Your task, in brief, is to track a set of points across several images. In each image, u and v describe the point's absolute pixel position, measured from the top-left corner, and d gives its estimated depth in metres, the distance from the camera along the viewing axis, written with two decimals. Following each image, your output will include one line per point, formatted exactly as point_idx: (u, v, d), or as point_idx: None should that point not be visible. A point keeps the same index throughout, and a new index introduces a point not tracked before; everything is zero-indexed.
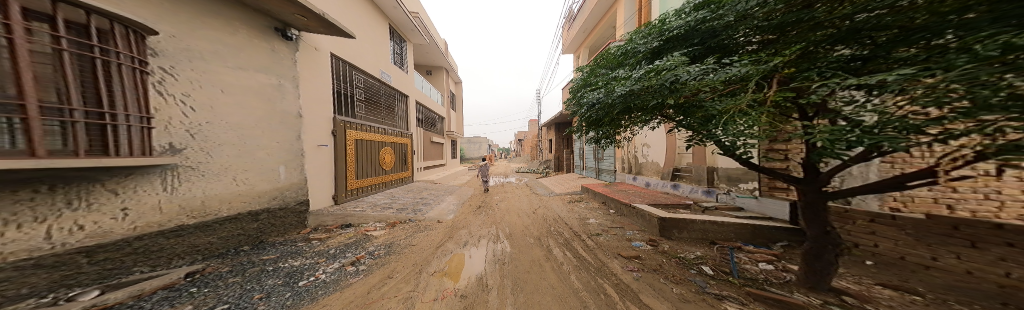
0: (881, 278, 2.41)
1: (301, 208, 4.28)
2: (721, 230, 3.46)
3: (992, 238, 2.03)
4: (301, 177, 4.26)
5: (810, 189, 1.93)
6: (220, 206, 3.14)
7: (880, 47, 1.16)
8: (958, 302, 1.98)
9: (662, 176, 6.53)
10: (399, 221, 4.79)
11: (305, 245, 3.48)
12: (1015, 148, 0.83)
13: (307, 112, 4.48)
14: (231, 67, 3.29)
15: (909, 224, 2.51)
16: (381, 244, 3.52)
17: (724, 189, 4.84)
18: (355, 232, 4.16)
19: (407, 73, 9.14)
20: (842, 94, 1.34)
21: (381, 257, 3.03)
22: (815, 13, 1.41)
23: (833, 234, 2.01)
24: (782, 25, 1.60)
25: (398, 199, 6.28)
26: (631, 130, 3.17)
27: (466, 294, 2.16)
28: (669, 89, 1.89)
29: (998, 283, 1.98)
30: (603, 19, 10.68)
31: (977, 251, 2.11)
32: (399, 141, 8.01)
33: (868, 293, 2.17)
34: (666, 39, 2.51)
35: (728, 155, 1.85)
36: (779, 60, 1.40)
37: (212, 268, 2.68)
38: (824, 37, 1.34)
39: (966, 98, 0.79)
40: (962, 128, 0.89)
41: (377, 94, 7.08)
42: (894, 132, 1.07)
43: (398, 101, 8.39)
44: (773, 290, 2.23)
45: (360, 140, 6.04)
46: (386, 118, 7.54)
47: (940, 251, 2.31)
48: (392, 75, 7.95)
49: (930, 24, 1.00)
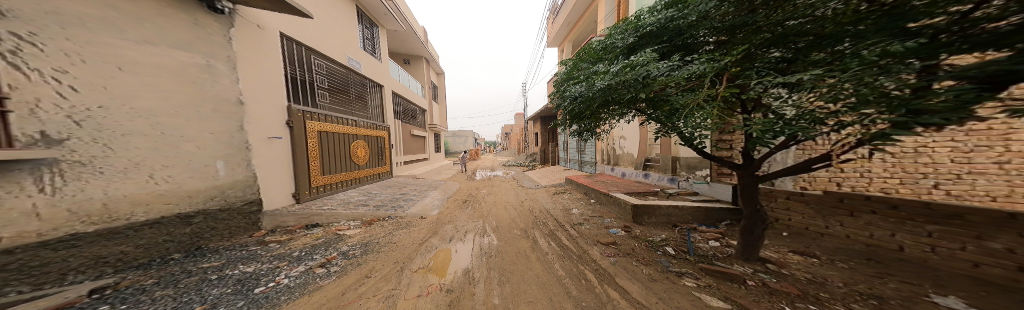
0: (792, 246, 3.06)
1: (254, 208, 3.65)
2: (681, 214, 3.97)
3: (862, 207, 2.82)
4: (252, 175, 3.64)
5: (748, 173, 2.42)
6: (134, 210, 2.51)
7: (801, 51, 1.51)
8: (841, 260, 2.62)
9: (637, 166, 7.16)
10: (376, 218, 4.38)
11: (259, 249, 2.96)
12: (882, 135, 1.17)
13: (252, 98, 3.81)
14: (132, 40, 2.63)
15: (812, 199, 3.28)
16: (355, 243, 3.17)
17: (684, 177, 5.51)
18: (324, 232, 3.66)
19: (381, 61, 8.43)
20: (772, 91, 1.73)
21: (356, 257, 2.72)
22: (757, 18, 1.76)
23: (761, 210, 2.54)
24: (733, 28, 1.96)
25: (375, 195, 5.78)
26: (610, 122, 3.38)
27: (452, 288, 2.09)
28: (641, 84, 2.14)
29: (866, 243, 2.76)
30: (586, 13, 11.23)
31: (853, 218, 2.90)
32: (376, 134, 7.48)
33: (782, 259, 2.75)
34: (641, 35, 2.66)
35: (689, 144, 2.21)
36: (729, 60, 1.72)
37: (131, 280, 2.11)
38: (761, 41, 1.71)
39: (854, 95, 1.12)
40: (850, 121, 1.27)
41: (345, 83, 6.43)
42: (806, 123, 1.44)
43: (370, 91, 7.69)
44: (719, 264, 2.67)
45: (331, 134, 5.51)
46: (358, 109, 6.90)
47: (831, 221, 3.10)
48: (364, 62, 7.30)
49: (834, 32, 1.34)
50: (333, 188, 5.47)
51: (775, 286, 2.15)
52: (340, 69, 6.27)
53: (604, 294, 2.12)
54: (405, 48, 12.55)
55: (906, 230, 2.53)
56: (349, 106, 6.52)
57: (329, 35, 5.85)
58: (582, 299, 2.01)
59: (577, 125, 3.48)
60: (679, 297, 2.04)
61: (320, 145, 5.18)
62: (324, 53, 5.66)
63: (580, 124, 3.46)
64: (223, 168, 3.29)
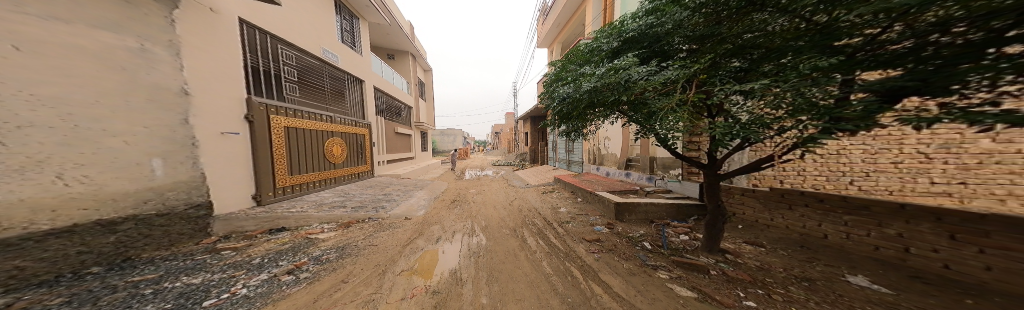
0: (745, 237, 3.50)
1: (202, 213, 3.22)
2: (657, 210, 4.29)
3: (796, 199, 3.37)
4: (197, 175, 3.17)
5: (711, 172, 2.73)
6: (35, 217, 2.01)
7: (757, 61, 1.79)
8: (782, 249, 3.08)
9: (620, 166, 7.56)
10: (355, 220, 4.08)
11: (209, 258, 2.56)
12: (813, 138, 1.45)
13: (199, 89, 3.32)
14: (42, 15, 2.10)
15: (761, 195, 3.77)
16: (329, 247, 2.88)
17: (660, 176, 5.95)
18: (292, 237, 3.30)
19: (361, 55, 7.95)
20: (733, 98, 2.03)
21: (332, 261, 2.49)
22: (721, 30, 2.04)
23: (721, 206, 2.88)
24: (702, 38, 2.22)
25: (353, 196, 5.42)
26: (597, 124, 3.53)
27: (439, 290, 2.01)
28: (623, 87, 2.30)
29: (801, 232, 3.31)
30: (575, 16, 11.61)
31: (790, 211, 3.44)
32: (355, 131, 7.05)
33: (738, 249, 3.13)
34: (624, 40, 2.89)
35: (663, 144, 2.44)
36: (697, 68, 1.96)
37: (32, 301, 1.67)
38: (723, 51, 2.00)
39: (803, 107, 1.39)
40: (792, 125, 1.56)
41: (318, 75, 5.95)
42: (755, 127, 1.72)
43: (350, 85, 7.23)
44: (687, 256, 2.94)
45: (299, 130, 5.10)
46: (335, 104, 6.45)
47: (774, 214, 3.62)
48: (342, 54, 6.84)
49: (780, 46, 1.61)
50: (299, 189, 5.05)
51: (733, 274, 2.44)
52: (312, 61, 5.80)
53: (589, 289, 2.21)
54: (388, 42, 11.92)
55: (828, 220, 3.07)
56: (323, 101, 6.06)
57: (300, 23, 5.38)
58: (568, 295, 2.06)
59: (565, 126, 3.60)
60: (654, 288, 2.21)
61: (286, 143, 4.76)
62: (292, 42, 5.17)
63: (568, 125, 3.58)
64: (159, 167, 2.81)
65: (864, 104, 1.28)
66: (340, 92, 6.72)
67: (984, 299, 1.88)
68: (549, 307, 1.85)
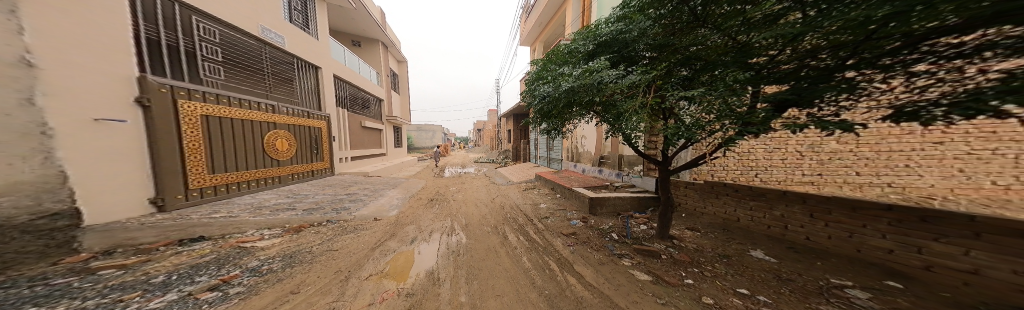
0: (686, 224, 4.17)
1: (63, 224, 2.35)
2: (623, 203, 4.77)
3: (720, 189, 4.18)
4: (50, 174, 2.28)
5: (663, 167, 3.19)
6: None
7: (700, 71, 2.23)
8: (712, 232, 3.78)
9: (593, 163, 8.07)
10: (308, 224, 3.64)
11: (79, 282, 1.86)
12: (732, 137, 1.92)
13: (56, 60, 2.40)
14: None
15: (698, 187, 4.56)
16: (274, 255, 2.53)
17: (627, 172, 6.56)
18: (218, 247, 2.76)
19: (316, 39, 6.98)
20: (683, 106, 2.53)
21: (276, 272, 2.14)
22: (675, 42, 2.43)
23: (671, 197, 3.37)
24: (660, 47, 2.61)
25: (305, 198, 4.78)
26: (574, 123, 3.75)
27: (414, 291, 1.87)
28: (597, 88, 2.56)
29: (723, 217, 4.12)
30: (555, 17, 11.91)
31: (716, 201, 4.24)
32: (306, 124, 6.16)
33: (683, 234, 3.71)
34: (598, 43, 3.17)
35: (628, 142, 2.79)
36: (654, 74, 2.30)
37: None
38: (675, 61, 2.41)
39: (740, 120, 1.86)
40: (719, 128, 2.04)
41: (253, 57, 5.05)
42: (696, 129, 2.17)
43: (299, 71, 6.30)
44: (645, 243, 3.35)
45: (225, 120, 4.21)
46: (277, 91, 5.56)
47: (705, 203, 4.40)
48: (288, 36, 5.90)
49: (715, 60, 2.04)
50: (223, 191, 4.19)
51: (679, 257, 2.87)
52: (245, 39, 4.89)
53: (565, 280, 2.30)
54: (352, 26, 10.62)
55: (741, 205, 3.87)
56: (260, 87, 5.16)
57: None
58: (545, 288, 2.12)
59: (546, 124, 3.75)
60: (619, 276, 2.43)
61: (206, 135, 3.89)
62: (212, 14, 4.26)
63: (549, 123, 3.74)
64: None
65: (766, 112, 1.81)
66: (285, 78, 5.82)
67: (827, 262, 2.71)
68: (527, 301, 1.87)
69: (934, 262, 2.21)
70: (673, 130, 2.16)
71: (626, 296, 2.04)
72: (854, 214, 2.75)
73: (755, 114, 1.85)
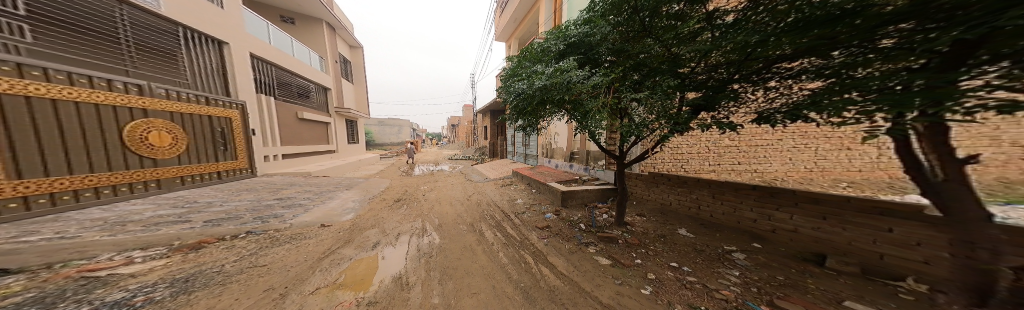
0: (636, 211, 4.79)
1: None
2: (589, 195, 5.16)
3: (658, 179, 4.88)
4: None
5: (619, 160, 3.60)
6: None
7: (644, 77, 2.60)
8: (652, 216, 4.45)
9: (566, 158, 8.47)
10: (214, 238, 2.82)
11: None
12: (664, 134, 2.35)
13: None
14: None
15: (642, 179, 5.24)
16: (164, 277, 1.94)
17: (594, 166, 7.08)
18: (35, 282, 1.80)
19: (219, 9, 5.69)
20: (635, 106, 2.88)
21: (159, 302, 1.59)
22: (628, 49, 2.76)
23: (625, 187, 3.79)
24: (617, 52, 2.92)
25: (223, 205, 3.98)
26: (547, 119, 3.89)
27: (376, 299, 1.65)
28: (566, 88, 2.73)
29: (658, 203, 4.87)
30: (529, 14, 12.06)
31: (655, 189, 4.96)
32: (197, 111, 5.00)
33: (635, 220, 4.25)
34: (568, 44, 3.35)
35: (592, 138, 3.07)
36: (610, 77, 2.60)
37: None
38: (628, 66, 2.74)
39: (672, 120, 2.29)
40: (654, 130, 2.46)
41: (89, 20, 3.94)
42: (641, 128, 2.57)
43: (186, 45, 5.11)
44: (606, 231, 3.67)
45: (32, 99, 3.20)
46: (139, 67, 4.45)
47: (648, 192, 5.10)
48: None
49: (656, 68, 2.43)
50: (42, 204, 3.25)
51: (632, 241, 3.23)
52: None
53: (539, 272, 2.29)
54: None
55: (672, 191, 4.61)
56: (104, 59, 4.05)
57: None
58: (521, 281, 2.06)
59: (522, 121, 3.79)
60: (585, 262, 2.57)
61: None
62: None
63: (523, 120, 3.78)
64: None
65: (687, 114, 2.28)
66: (155, 51, 4.69)
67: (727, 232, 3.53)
68: (505, 297, 1.78)
69: (777, 227, 3.14)
70: (627, 127, 2.52)
71: (589, 280, 2.16)
72: (733, 192, 3.64)
73: (680, 116, 2.30)
